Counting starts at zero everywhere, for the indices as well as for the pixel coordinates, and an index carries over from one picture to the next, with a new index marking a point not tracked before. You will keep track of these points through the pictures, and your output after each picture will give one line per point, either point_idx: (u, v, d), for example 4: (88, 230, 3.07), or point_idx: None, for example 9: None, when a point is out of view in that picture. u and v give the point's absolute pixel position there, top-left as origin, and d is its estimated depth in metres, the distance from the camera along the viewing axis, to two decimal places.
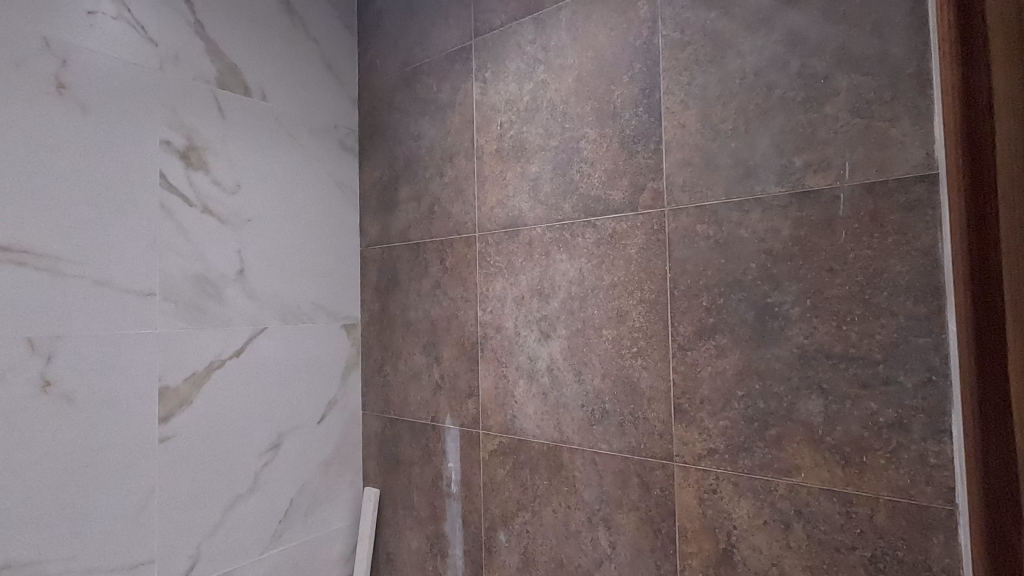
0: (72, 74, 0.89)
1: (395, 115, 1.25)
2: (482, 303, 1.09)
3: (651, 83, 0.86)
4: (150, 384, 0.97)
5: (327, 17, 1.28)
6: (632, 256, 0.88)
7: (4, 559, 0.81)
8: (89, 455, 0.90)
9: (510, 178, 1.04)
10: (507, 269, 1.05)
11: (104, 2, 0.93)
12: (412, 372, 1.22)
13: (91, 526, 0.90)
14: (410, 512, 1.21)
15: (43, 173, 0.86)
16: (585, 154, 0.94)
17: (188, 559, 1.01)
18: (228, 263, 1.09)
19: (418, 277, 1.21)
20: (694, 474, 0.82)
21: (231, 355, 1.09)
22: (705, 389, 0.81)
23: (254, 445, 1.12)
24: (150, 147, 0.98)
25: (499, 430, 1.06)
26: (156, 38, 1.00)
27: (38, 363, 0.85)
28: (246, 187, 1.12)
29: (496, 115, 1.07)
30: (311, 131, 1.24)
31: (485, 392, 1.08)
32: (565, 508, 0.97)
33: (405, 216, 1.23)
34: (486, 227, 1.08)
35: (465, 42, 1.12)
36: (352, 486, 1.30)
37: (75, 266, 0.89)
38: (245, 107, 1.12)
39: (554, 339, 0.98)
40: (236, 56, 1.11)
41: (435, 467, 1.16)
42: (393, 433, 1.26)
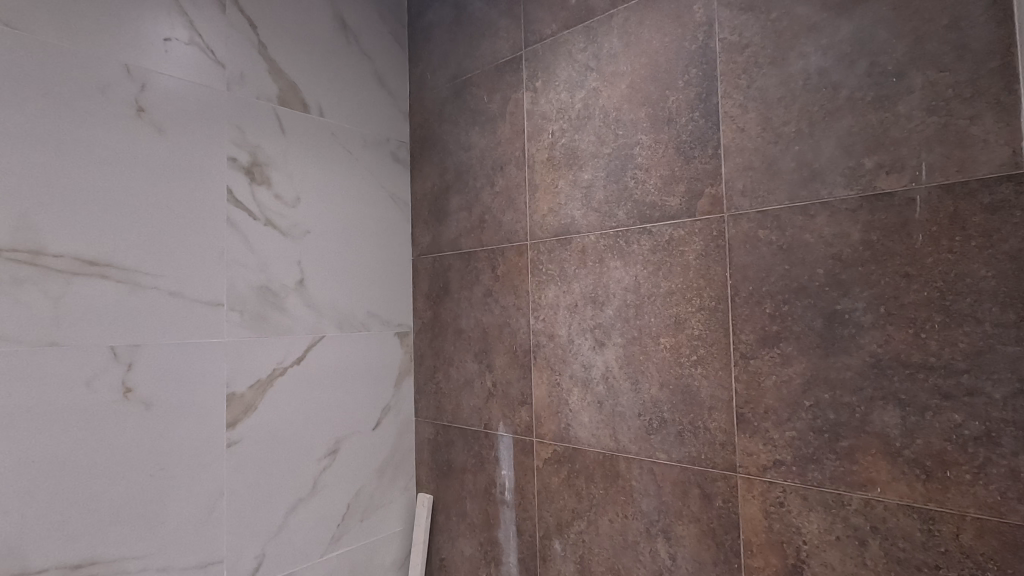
0: (150, 97, 0.95)
1: (445, 126, 1.28)
2: (534, 311, 1.09)
3: (708, 88, 0.85)
4: (219, 391, 1.02)
5: (379, 34, 1.32)
6: (691, 263, 0.87)
7: (90, 555, 0.86)
8: (165, 458, 0.95)
9: (563, 186, 1.04)
10: (560, 277, 1.05)
11: (178, 28, 0.99)
12: (464, 380, 1.23)
13: (167, 526, 0.94)
14: (464, 518, 1.22)
15: (124, 190, 0.92)
16: (640, 160, 0.93)
17: (254, 560, 1.05)
18: (289, 273, 1.13)
19: (469, 285, 1.22)
20: (758, 486, 0.80)
21: (292, 363, 1.13)
22: (769, 398, 0.79)
23: (314, 450, 1.15)
24: (219, 164, 1.03)
25: (553, 438, 1.06)
26: (224, 60, 1.05)
27: (120, 369, 0.90)
28: (305, 200, 1.16)
29: (547, 124, 1.07)
30: (365, 145, 1.28)
31: (539, 400, 1.08)
32: (622, 518, 0.95)
33: (456, 225, 1.25)
34: (538, 236, 1.08)
35: (516, 53, 1.13)
36: (406, 492, 1.33)
37: (153, 279, 0.94)
38: (305, 123, 1.17)
39: (609, 347, 0.98)
40: (296, 74, 1.16)
41: (488, 474, 1.17)
42: (445, 440, 1.27)
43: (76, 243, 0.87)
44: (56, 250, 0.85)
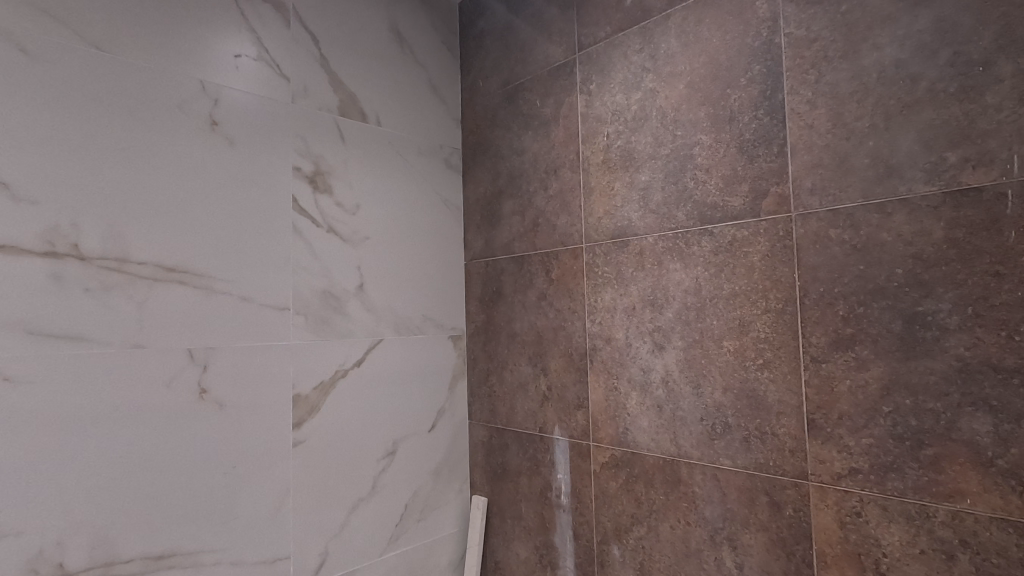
0: (223, 112, 1.00)
1: (498, 132, 1.29)
2: (590, 314, 1.09)
3: (773, 85, 0.83)
4: (286, 392, 1.06)
5: (432, 43, 1.35)
6: (756, 264, 0.85)
7: (171, 547, 0.91)
8: (236, 457, 0.99)
9: (618, 188, 1.04)
10: (617, 280, 1.04)
11: (248, 45, 1.04)
12: (519, 383, 1.24)
13: (238, 522, 0.98)
14: (519, 522, 1.23)
15: (199, 200, 0.96)
16: (700, 160, 0.92)
17: (318, 558, 1.08)
18: (350, 278, 1.16)
19: (523, 289, 1.23)
20: (832, 495, 0.77)
21: (353, 365, 1.16)
22: (843, 404, 0.76)
23: (373, 451, 1.18)
24: (285, 174, 1.08)
25: (611, 442, 1.05)
26: (289, 74, 1.09)
27: (196, 371, 0.95)
28: (363, 207, 1.19)
29: (603, 126, 1.07)
30: (419, 152, 1.30)
31: (595, 404, 1.07)
32: (684, 524, 0.94)
33: (509, 229, 1.26)
34: (594, 239, 1.08)
35: (570, 57, 1.13)
36: (460, 494, 1.34)
37: (225, 284, 0.99)
38: (363, 132, 1.20)
39: (669, 350, 0.96)
40: (355, 85, 1.19)
41: (544, 478, 1.17)
42: (500, 442, 1.28)
43: (157, 250, 0.92)
44: (140, 258, 0.90)
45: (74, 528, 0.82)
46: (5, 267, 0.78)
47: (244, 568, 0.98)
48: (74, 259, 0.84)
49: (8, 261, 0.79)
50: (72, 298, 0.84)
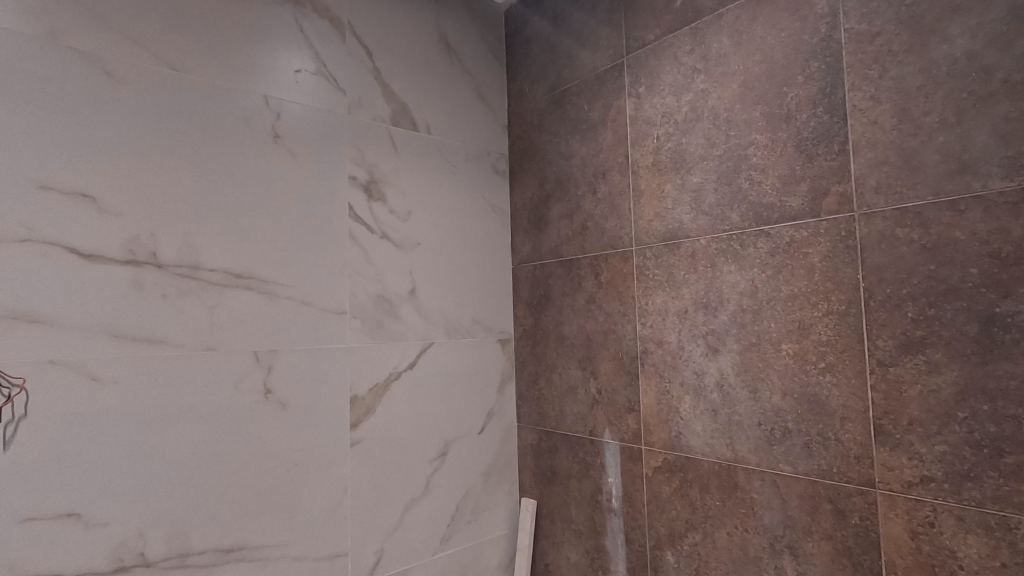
0: (285, 125, 1.05)
1: (545, 137, 1.31)
2: (641, 317, 1.08)
3: (833, 81, 0.81)
4: (344, 394, 1.09)
5: (479, 51, 1.38)
6: (816, 265, 0.83)
7: (239, 541, 0.95)
8: (298, 455, 1.03)
9: (669, 191, 1.03)
10: (669, 282, 1.03)
11: (307, 60, 1.08)
12: (567, 386, 1.24)
13: (300, 518, 1.02)
14: (569, 525, 1.23)
15: (263, 209, 1.01)
16: (755, 160, 0.90)
17: (374, 555, 1.11)
18: (402, 282, 1.19)
19: (572, 293, 1.23)
20: (902, 504, 0.74)
21: (406, 367, 1.19)
22: (914, 409, 0.73)
23: (425, 452, 1.20)
24: (342, 183, 1.12)
25: (663, 447, 1.04)
26: (345, 86, 1.13)
27: (262, 372, 0.99)
28: (415, 213, 1.23)
29: (652, 128, 1.07)
30: (467, 158, 1.33)
31: (647, 408, 1.07)
32: (742, 531, 0.92)
33: (557, 233, 1.27)
34: (644, 242, 1.08)
35: (617, 61, 1.14)
36: (509, 496, 1.35)
37: (288, 289, 1.03)
38: (414, 140, 1.23)
39: (724, 353, 0.95)
40: (406, 95, 1.23)
41: (594, 481, 1.17)
42: (549, 445, 1.29)
43: (227, 258, 0.97)
44: (210, 265, 0.95)
45: (153, 520, 0.87)
46: (92, 275, 0.84)
47: (305, 562, 1.02)
48: (152, 266, 0.89)
49: (95, 269, 0.85)
50: (151, 303, 0.89)
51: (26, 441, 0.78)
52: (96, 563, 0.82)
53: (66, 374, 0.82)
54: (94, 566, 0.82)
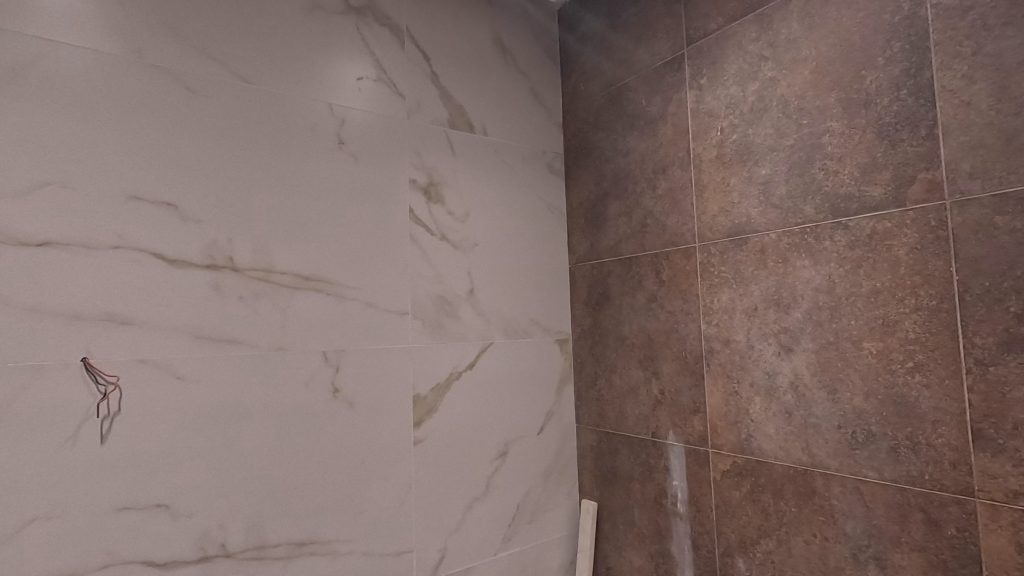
0: (348, 131, 1.08)
1: (601, 134, 1.29)
2: (706, 315, 1.05)
3: (917, 61, 0.76)
4: (407, 393, 1.11)
5: (533, 51, 1.38)
6: (901, 257, 0.78)
7: (311, 535, 0.98)
8: (365, 452, 1.05)
9: (735, 184, 0.99)
10: (736, 279, 1.00)
11: (368, 67, 1.11)
12: (628, 387, 1.22)
13: (367, 514, 1.05)
14: (632, 528, 1.20)
15: (329, 214, 1.04)
16: (830, 149, 0.86)
17: (438, 553, 1.12)
18: (462, 283, 1.21)
19: (632, 291, 1.21)
20: (1006, 515, 0.68)
21: (465, 367, 1.20)
22: (1019, 412, 0.67)
23: (486, 452, 1.21)
24: (402, 187, 1.14)
25: (732, 450, 1.00)
26: (404, 91, 1.15)
27: (330, 372, 1.03)
28: (473, 214, 1.24)
29: (715, 120, 1.03)
30: (523, 158, 1.33)
31: (714, 409, 1.03)
32: (821, 540, 0.87)
33: (615, 231, 1.25)
34: (708, 238, 1.04)
35: (677, 53, 1.11)
36: (569, 497, 1.34)
37: (353, 291, 1.06)
38: (471, 142, 1.24)
39: (798, 352, 0.90)
40: (463, 97, 1.24)
41: (658, 484, 1.14)
42: (610, 447, 1.27)
43: (297, 262, 1.00)
44: (282, 268, 0.99)
45: (233, 512, 0.91)
46: (176, 279, 0.89)
47: (373, 558, 1.04)
48: (229, 270, 0.94)
49: (178, 273, 0.90)
50: (229, 305, 0.94)
51: (120, 435, 0.83)
52: (183, 553, 0.87)
53: (154, 373, 0.87)
54: (181, 555, 0.87)
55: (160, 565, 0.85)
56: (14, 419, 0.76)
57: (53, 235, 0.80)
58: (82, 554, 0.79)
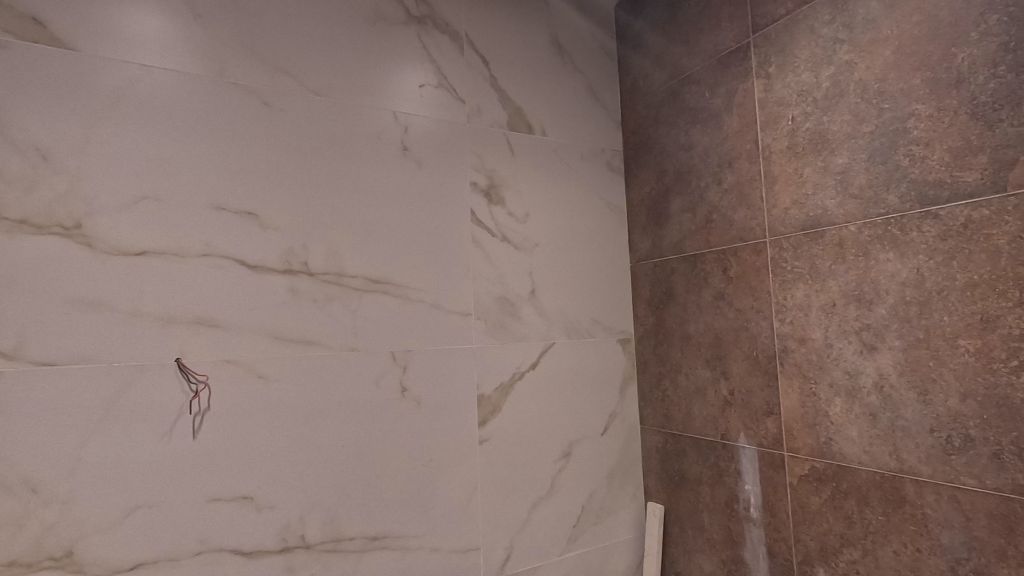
0: (412, 138, 1.11)
1: (662, 129, 1.27)
2: (778, 313, 1.01)
3: (1017, 34, 0.70)
4: (472, 393, 1.13)
5: (590, 50, 1.37)
6: (1002, 247, 0.72)
7: (383, 530, 1.01)
8: (432, 450, 1.08)
9: (809, 175, 0.95)
10: (811, 274, 0.95)
11: (430, 74, 1.14)
12: (695, 387, 1.19)
13: (436, 511, 1.07)
14: (701, 533, 1.17)
15: (395, 218, 1.08)
16: (916, 134, 0.80)
17: (504, 552, 1.13)
18: (523, 284, 1.21)
19: (697, 289, 1.18)
20: None
21: (528, 367, 1.20)
22: None
23: (550, 452, 1.21)
24: (464, 190, 1.16)
25: (809, 453, 0.95)
26: (464, 96, 1.17)
27: (399, 372, 1.06)
28: (533, 215, 1.24)
29: (786, 109, 0.99)
30: (582, 157, 1.32)
31: (789, 411, 0.99)
32: (913, 551, 0.82)
33: (679, 228, 1.22)
34: (780, 232, 1.00)
35: (742, 42, 1.07)
36: (634, 500, 1.32)
37: (418, 292, 1.09)
38: (530, 143, 1.25)
39: (883, 351, 0.85)
40: (521, 99, 1.25)
41: (729, 488, 1.11)
42: (676, 449, 1.24)
43: (366, 266, 1.04)
44: (353, 272, 1.03)
45: (311, 506, 0.96)
46: (257, 283, 0.95)
47: (442, 554, 1.06)
48: (305, 275, 0.99)
49: (259, 278, 0.95)
50: (305, 308, 0.98)
51: (210, 431, 0.89)
52: (267, 543, 0.92)
53: (240, 373, 0.92)
54: (265, 544, 0.92)
55: (246, 553, 0.90)
56: (119, 415, 0.83)
57: (149, 246, 0.87)
58: (179, 541, 0.86)
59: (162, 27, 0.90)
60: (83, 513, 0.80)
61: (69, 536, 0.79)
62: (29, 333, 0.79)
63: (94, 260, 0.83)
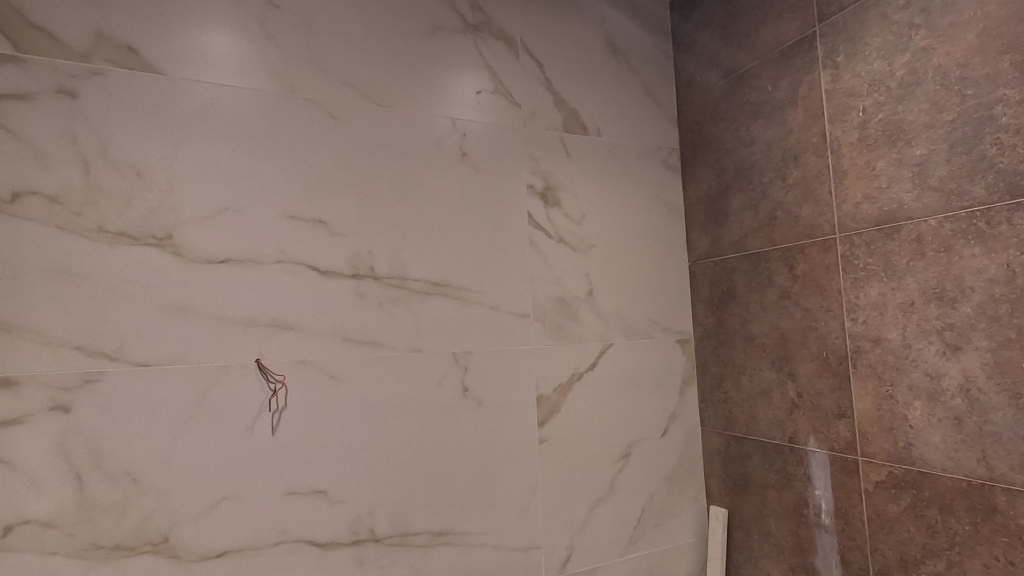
0: (470, 144, 1.13)
1: (721, 125, 1.24)
2: (850, 312, 0.97)
3: None
4: (532, 393, 1.14)
5: (644, 47, 1.35)
6: None
7: (447, 526, 1.04)
8: (494, 449, 1.10)
9: (882, 168, 0.91)
10: (886, 272, 0.91)
11: (486, 80, 1.16)
12: (760, 389, 1.16)
13: (497, 509, 1.09)
14: (768, 538, 1.14)
15: (454, 223, 1.10)
16: (1004, 121, 0.76)
17: (565, 551, 1.14)
18: (580, 284, 1.22)
19: (761, 288, 1.15)
20: None
21: (586, 368, 1.21)
22: None
23: (609, 452, 1.21)
24: (521, 193, 1.17)
25: (886, 459, 0.91)
26: (520, 100, 1.19)
27: (460, 372, 1.08)
28: (589, 216, 1.24)
29: (855, 100, 0.95)
30: (638, 157, 1.31)
31: (863, 414, 0.95)
32: (1006, 564, 0.77)
33: (740, 226, 1.19)
34: (851, 228, 0.96)
35: (807, 32, 1.04)
36: (696, 503, 1.30)
37: (478, 295, 1.11)
38: (586, 145, 1.25)
39: (968, 352, 0.81)
40: (576, 101, 1.25)
41: (797, 493, 1.07)
42: (740, 452, 1.21)
43: (428, 270, 1.07)
44: (415, 275, 1.06)
45: (380, 501, 1.00)
46: (327, 288, 0.99)
47: (504, 551, 1.08)
48: (371, 279, 1.03)
49: (329, 283, 1.00)
50: (372, 311, 1.02)
51: (287, 428, 0.94)
52: (340, 535, 0.96)
53: (313, 373, 0.97)
54: (338, 537, 0.96)
55: (321, 544, 0.95)
56: (206, 412, 0.89)
57: (231, 254, 0.93)
58: (261, 531, 0.91)
59: (239, 48, 0.96)
60: (176, 503, 0.86)
61: (165, 524, 0.85)
62: (128, 336, 0.86)
63: (183, 268, 0.90)
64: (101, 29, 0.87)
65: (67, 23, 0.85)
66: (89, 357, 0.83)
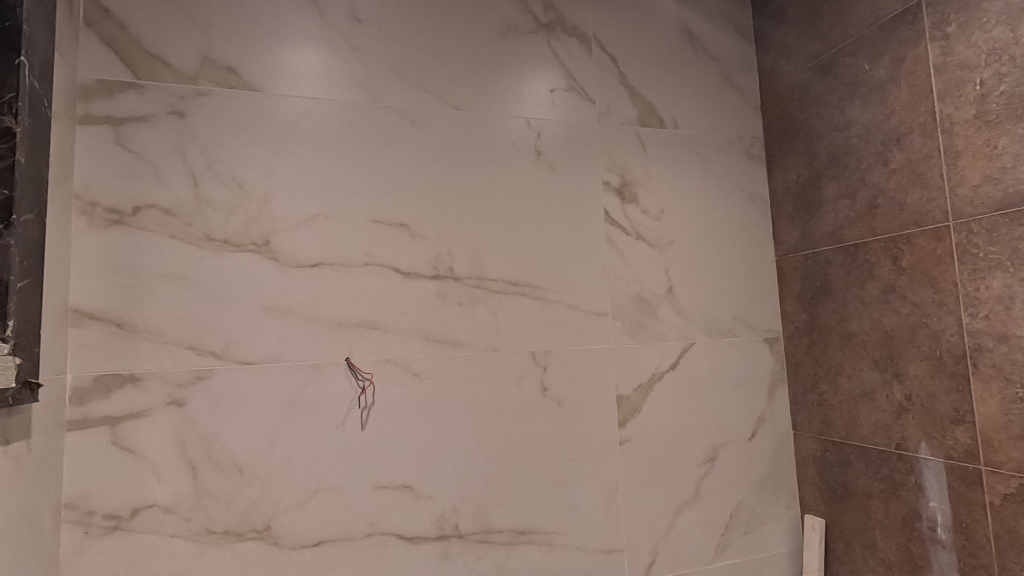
0: (545, 143, 1.13)
1: (810, 110, 1.17)
2: (968, 307, 0.88)
3: None
4: (612, 393, 1.12)
5: (723, 34, 1.30)
6: None
7: (529, 525, 1.04)
8: (574, 449, 1.09)
9: (1006, 145, 0.82)
10: (1013, 261, 0.82)
11: (560, 78, 1.15)
12: (861, 391, 1.07)
13: (579, 510, 1.08)
14: (873, 552, 1.06)
15: (531, 222, 1.11)
16: None
17: (649, 555, 1.11)
18: (660, 282, 1.18)
19: (860, 282, 1.07)
20: None
21: (668, 368, 1.17)
22: None
23: (693, 455, 1.17)
24: (597, 190, 1.16)
25: (1017, 469, 0.82)
26: (595, 96, 1.18)
27: (539, 371, 1.08)
28: (667, 211, 1.21)
29: (970, 73, 0.87)
30: (718, 148, 1.26)
31: (986, 419, 0.86)
32: None
33: (834, 216, 1.12)
34: (967, 213, 0.88)
35: (910, 3, 0.96)
36: (789, 511, 1.22)
37: (556, 294, 1.11)
38: (663, 138, 1.22)
39: None
40: (652, 93, 1.22)
41: (907, 504, 0.99)
42: (839, 457, 1.13)
43: (506, 270, 1.08)
44: (494, 275, 1.07)
45: (463, 498, 1.01)
46: (410, 289, 1.02)
47: (586, 553, 1.07)
48: (451, 280, 1.05)
49: (412, 284, 1.03)
50: (453, 311, 1.04)
51: (376, 424, 0.98)
52: (426, 530, 0.99)
53: (398, 371, 1.00)
54: (424, 531, 0.99)
55: (409, 538, 0.98)
56: (302, 409, 0.94)
57: (322, 258, 0.98)
58: (353, 523, 0.95)
59: (325, 62, 1.01)
60: (278, 494, 0.92)
61: (267, 512, 0.91)
62: (233, 337, 0.92)
63: (280, 273, 0.95)
64: (205, 53, 0.94)
65: (177, 50, 0.93)
66: (200, 356, 0.90)
